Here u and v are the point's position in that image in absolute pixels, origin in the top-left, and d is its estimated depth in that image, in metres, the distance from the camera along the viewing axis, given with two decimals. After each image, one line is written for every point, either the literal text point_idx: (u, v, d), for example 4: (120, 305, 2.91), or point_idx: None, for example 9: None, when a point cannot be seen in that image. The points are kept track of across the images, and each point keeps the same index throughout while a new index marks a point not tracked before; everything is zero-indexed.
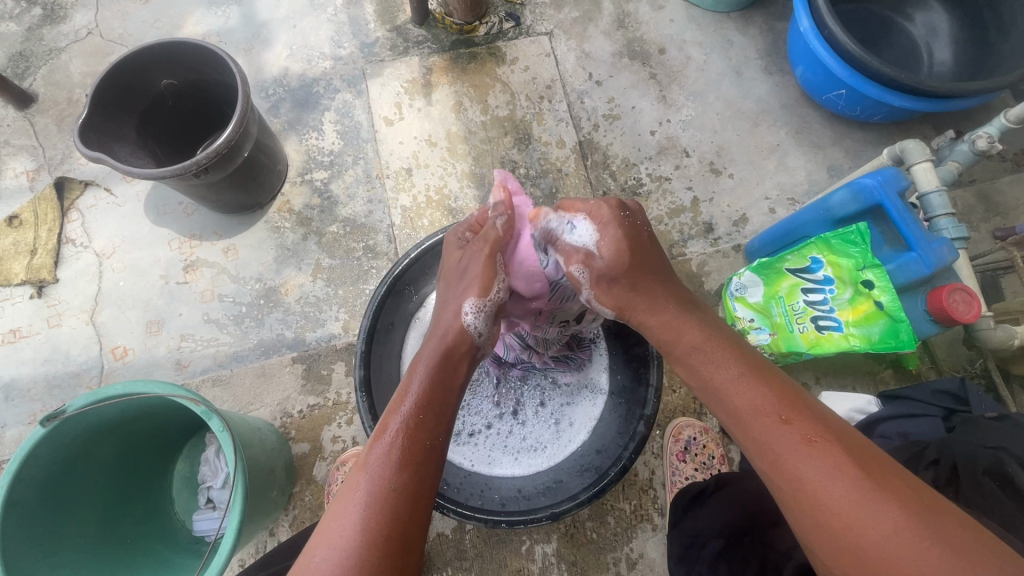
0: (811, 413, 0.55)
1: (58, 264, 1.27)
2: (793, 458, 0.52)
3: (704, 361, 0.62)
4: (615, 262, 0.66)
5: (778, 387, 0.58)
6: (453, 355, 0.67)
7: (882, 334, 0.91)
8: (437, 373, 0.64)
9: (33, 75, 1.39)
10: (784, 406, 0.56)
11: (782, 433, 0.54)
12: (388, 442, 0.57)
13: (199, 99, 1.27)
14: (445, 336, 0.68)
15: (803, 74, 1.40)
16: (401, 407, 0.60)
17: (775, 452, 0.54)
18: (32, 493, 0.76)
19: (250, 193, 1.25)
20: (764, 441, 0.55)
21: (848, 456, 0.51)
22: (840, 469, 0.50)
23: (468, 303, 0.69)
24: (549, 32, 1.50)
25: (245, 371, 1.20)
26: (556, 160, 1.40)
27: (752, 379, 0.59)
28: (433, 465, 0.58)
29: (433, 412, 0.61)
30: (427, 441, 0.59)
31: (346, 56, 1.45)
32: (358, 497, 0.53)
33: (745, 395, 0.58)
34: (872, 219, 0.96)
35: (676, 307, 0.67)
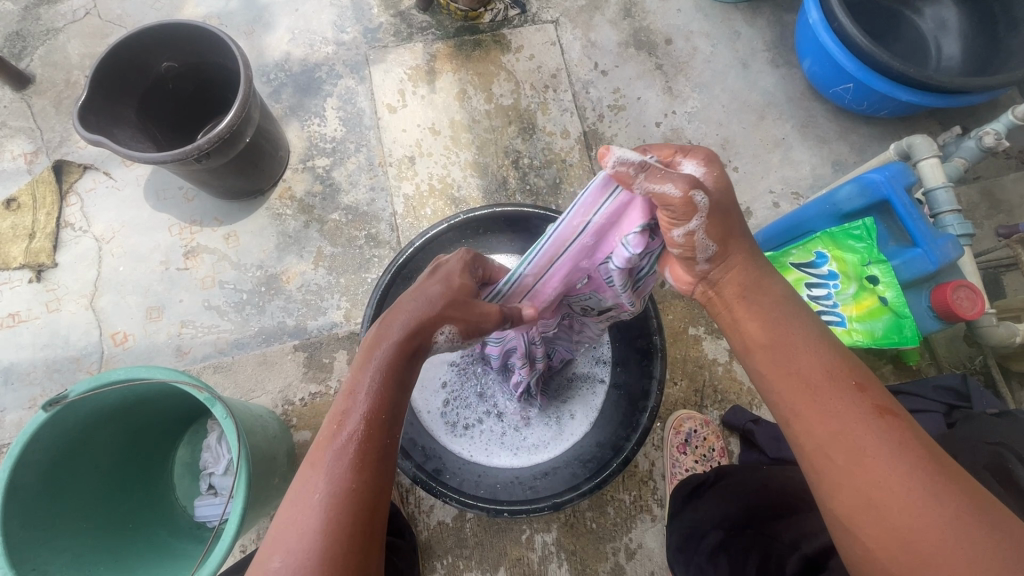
0: (884, 390, 0.54)
1: (56, 248, 1.26)
2: (861, 431, 0.51)
3: (781, 319, 0.58)
4: (722, 201, 0.54)
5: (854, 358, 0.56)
6: (416, 354, 0.56)
7: (886, 329, 0.91)
8: (394, 372, 0.54)
9: (30, 55, 1.37)
10: (858, 374, 0.54)
11: (857, 401, 0.52)
12: (339, 447, 0.51)
13: (200, 82, 1.26)
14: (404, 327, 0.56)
15: (810, 67, 1.38)
16: (355, 404, 0.53)
17: (840, 421, 0.52)
18: (33, 479, 0.76)
19: (252, 178, 1.23)
20: (832, 408, 0.53)
21: (912, 435, 0.51)
22: (906, 445, 0.50)
23: (445, 329, 0.58)
24: (555, 20, 1.49)
25: (246, 359, 1.20)
26: (560, 151, 1.39)
27: (832, 345, 0.56)
28: (387, 466, 0.53)
29: (390, 413, 0.54)
30: (383, 441, 0.53)
31: (349, 41, 1.43)
32: (312, 508, 0.48)
33: (816, 359, 0.55)
34: (879, 214, 0.96)
35: (745, 254, 0.59)
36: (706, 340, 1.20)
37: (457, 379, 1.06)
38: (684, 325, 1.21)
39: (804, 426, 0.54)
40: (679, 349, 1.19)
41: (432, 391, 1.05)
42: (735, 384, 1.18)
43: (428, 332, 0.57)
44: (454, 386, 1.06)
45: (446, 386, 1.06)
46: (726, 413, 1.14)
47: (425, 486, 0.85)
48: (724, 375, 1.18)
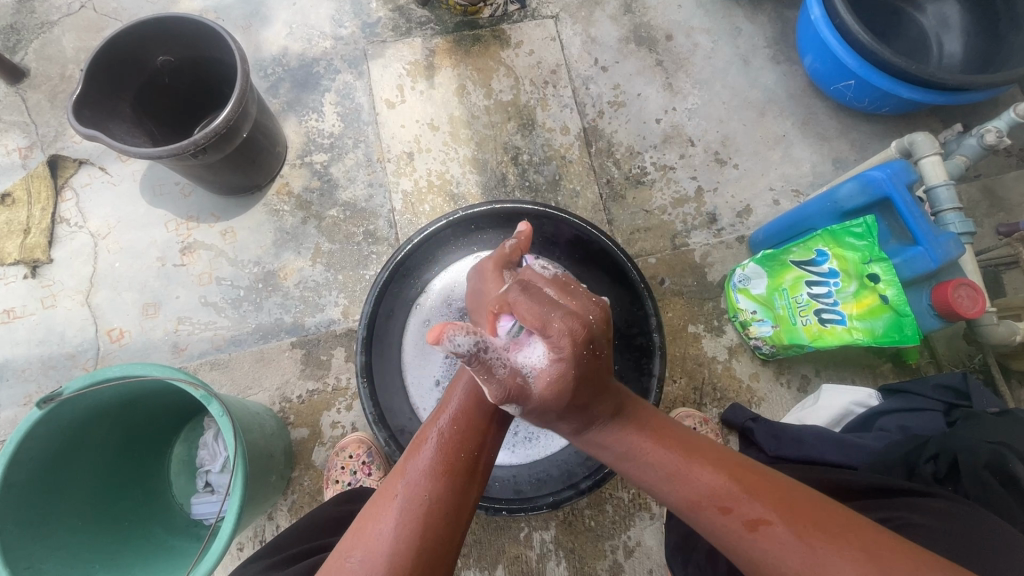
0: (746, 492, 0.52)
1: (52, 244, 1.25)
2: (739, 547, 0.51)
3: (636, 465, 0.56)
4: (546, 399, 0.52)
5: (711, 465, 0.54)
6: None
7: (887, 328, 0.91)
8: (474, 383, 0.59)
9: (24, 49, 1.36)
10: (714, 497, 0.52)
11: (722, 525, 0.52)
12: (428, 450, 0.55)
13: (197, 77, 1.24)
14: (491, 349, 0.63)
15: (811, 64, 1.38)
16: (441, 414, 0.58)
17: (722, 539, 0.52)
18: (29, 476, 0.76)
19: (249, 174, 1.22)
20: (711, 528, 0.53)
21: (789, 531, 0.50)
22: (790, 548, 0.49)
23: None
24: (555, 15, 1.47)
25: (243, 355, 1.19)
26: (560, 147, 1.38)
27: (679, 474, 0.54)
28: (468, 480, 0.54)
29: (473, 425, 0.57)
30: (463, 456, 0.55)
31: (347, 36, 1.42)
32: (393, 502, 0.52)
33: (678, 490, 0.54)
34: (880, 212, 0.95)
35: (575, 429, 0.57)
36: (705, 338, 1.21)
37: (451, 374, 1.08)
38: (684, 323, 1.23)
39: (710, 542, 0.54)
40: (679, 347, 1.20)
41: (427, 389, 1.07)
42: (734, 382, 1.18)
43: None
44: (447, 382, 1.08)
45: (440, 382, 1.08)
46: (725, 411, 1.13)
47: None
48: (723, 373, 1.19)
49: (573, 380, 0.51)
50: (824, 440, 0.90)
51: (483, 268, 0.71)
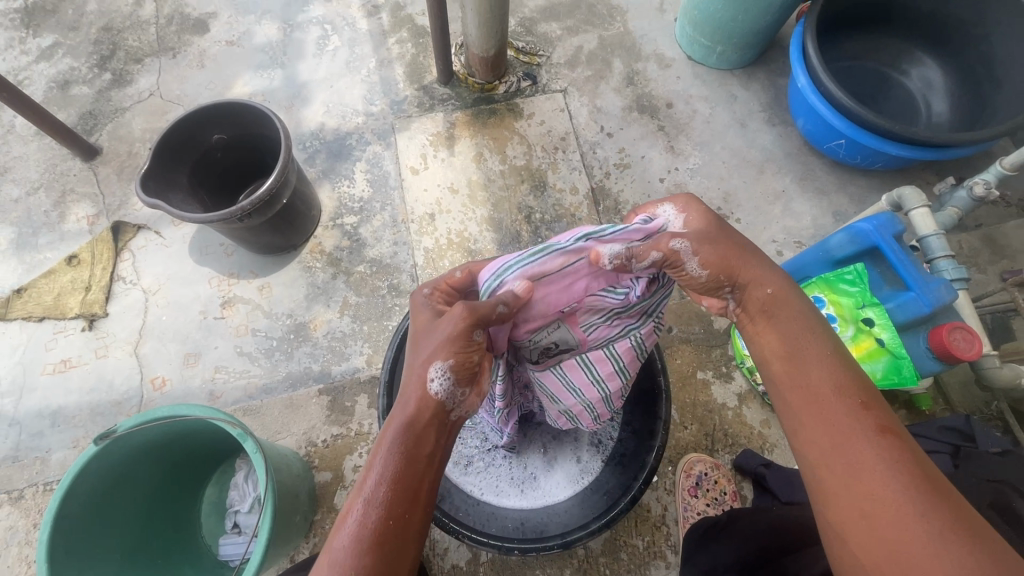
0: (888, 410, 0.58)
1: (109, 299, 1.38)
2: (854, 433, 0.56)
3: (799, 332, 0.64)
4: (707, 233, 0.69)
5: (859, 374, 0.61)
6: (421, 427, 0.63)
7: (886, 370, 0.93)
8: (400, 451, 0.61)
9: (99, 131, 1.56)
10: (867, 395, 0.59)
11: (859, 416, 0.57)
12: (349, 529, 0.56)
13: (245, 150, 1.41)
14: (409, 402, 0.64)
15: (804, 125, 1.47)
16: (366, 482, 0.59)
17: (841, 423, 0.57)
18: (80, 509, 0.82)
19: (286, 235, 1.35)
20: (833, 418, 0.58)
21: (909, 452, 0.54)
22: (902, 462, 0.53)
23: (436, 369, 0.64)
24: (564, 89, 1.63)
25: (274, 402, 1.27)
26: (570, 206, 1.48)
27: (845, 364, 0.61)
28: (397, 549, 0.57)
29: (400, 490, 0.59)
30: (391, 523, 0.57)
31: (377, 112, 1.59)
32: None
33: (830, 374, 0.60)
34: (871, 260, 1.00)
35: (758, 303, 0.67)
36: (714, 385, 1.22)
37: None
38: (692, 369, 1.24)
39: (812, 433, 0.58)
40: (687, 394, 1.21)
41: None
42: (746, 428, 1.19)
43: (427, 398, 0.64)
44: None
45: None
46: (738, 456, 1.14)
47: (440, 524, 0.87)
48: (734, 419, 1.20)
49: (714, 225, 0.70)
50: None
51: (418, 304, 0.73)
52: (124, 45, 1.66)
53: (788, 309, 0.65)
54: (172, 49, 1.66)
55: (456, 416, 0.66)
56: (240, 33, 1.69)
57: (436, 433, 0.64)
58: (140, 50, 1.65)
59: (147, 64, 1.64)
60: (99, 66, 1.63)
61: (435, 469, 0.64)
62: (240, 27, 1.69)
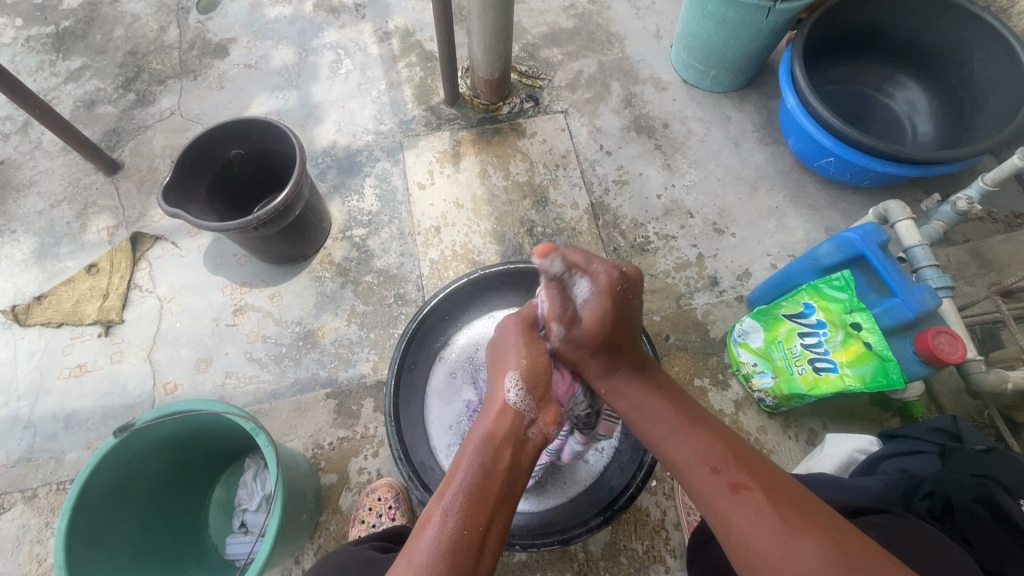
0: (733, 456, 0.64)
1: (125, 306, 1.43)
2: (718, 501, 0.61)
3: (641, 413, 0.74)
4: (589, 330, 0.73)
5: (705, 430, 0.68)
6: (500, 440, 0.68)
7: (874, 373, 0.96)
8: (478, 456, 0.66)
9: (122, 147, 1.64)
10: (714, 458, 0.64)
11: (710, 482, 0.62)
12: (433, 528, 0.59)
13: (260, 165, 1.47)
14: (493, 415, 0.70)
15: (795, 144, 1.54)
16: (445, 489, 0.63)
17: (710, 506, 0.62)
18: (95, 500, 0.85)
19: (298, 245, 1.41)
20: (702, 499, 0.63)
21: (761, 500, 0.59)
22: (758, 512, 0.58)
23: (511, 379, 0.73)
24: (565, 110, 1.71)
25: (283, 406, 1.30)
26: (571, 220, 1.54)
27: (676, 420, 0.70)
28: (474, 557, 0.58)
29: (476, 498, 0.62)
30: (468, 531, 0.60)
31: (386, 131, 1.66)
32: None
33: (681, 446, 0.67)
34: (858, 268, 1.04)
35: (602, 369, 0.78)
36: (711, 392, 1.27)
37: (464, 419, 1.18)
38: (689, 377, 1.29)
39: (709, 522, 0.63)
40: None
41: (441, 432, 1.16)
42: (742, 435, 1.22)
43: (505, 407, 0.71)
44: (459, 428, 1.17)
45: (452, 427, 1.17)
46: None
47: None
48: (731, 426, 1.23)
49: (612, 314, 0.72)
50: (826, 483, 0.94)
51: (505, 324, 0.83)
52: (148, 68, 1.75)
53: (620, 389, 0.77)
54: (193, 71, 1.75)
55: (533, 431, 0.70)
56: (258, 57, 1.78)
57: (513, 447, 0.68)
58: (162, 72, 1.75)
59: (169, 86, 1.72)
60: (124, 87, 1.72)
61: (513, 484, 0.66)
62: (259, 51, 1.79)
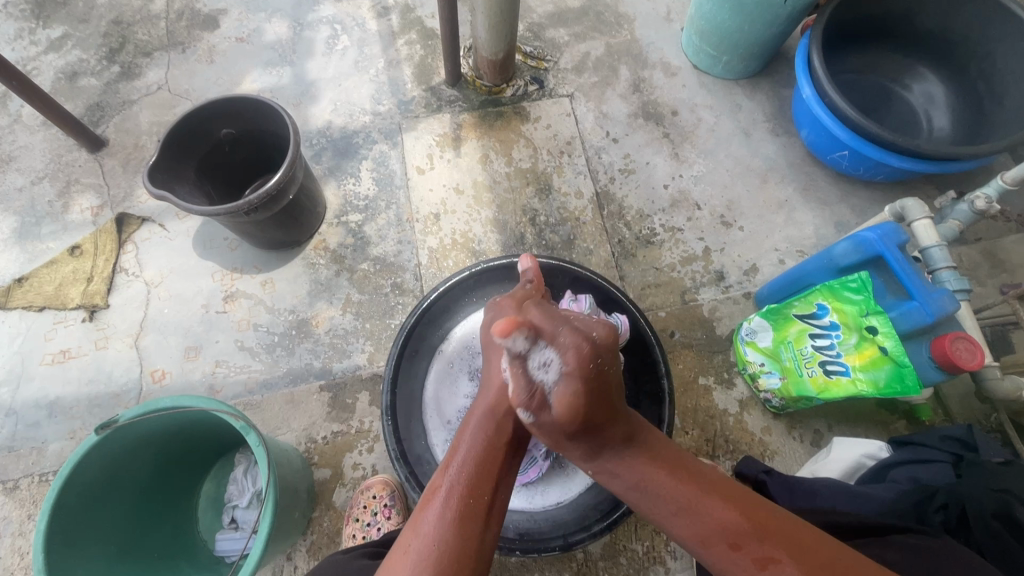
0: (745, 530, 0.54)
1: (110, 291, 1.37)
2: None
3: (644, 497, 0.58)
4: (561, 420, 0.53)
5: (714, 505, 0.55)
6: (502, 414, 0.64)
7: (889, 379, 0.92)
8: (482, 434, 0.63)
9: (106, 123, 1.56)
10: (728, 532, 0.54)
11: (733, 562, 0.53)
12: (437, 504, 0.58)
13: (252, 146, 1.41)
14: (493, 394, 0.65)
15: (808, 136, 1.49)
16: (451, 465, 0.61)
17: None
18: (76, 498, 0.81)
19: (291, 231, 1.35)
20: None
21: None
22: None
23: None
24: (570, 94, 1.64)
25: (275, 397, 1.26)
26: (574, 209, 1.49)
27: (682, 495, 0.56)
28: (482, 524, 0.58)
29: (480, 473, 0.60)
30: (474, 503, 0.58)
31: (385, 112, 1.60)
32: (408, 555, 0.55)
33: (694, 527, 0.55)
34: (875, 270, 1.00)
35: (586, 453, 0.59)
36: (716, 391, 1.24)
37: (463, 415, 1.14)
38: (694, 375, 1.26)
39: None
40: (690, 399, 1.23)
41: (439, 427, 1.13)
42: (746, 435, 1.20)
43: (505, 389, 0.65)
44: (459, 424, 1.13)
45: (451, 423, 1.13)
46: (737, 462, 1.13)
47: None
48: (735, 426, 1.21)
49: (587, 397, 0.52)
50: (835, 490, 0.91)
51: (494, 305, 0.68)
52: (133, 39, 1.67)
53: (617, 467, 0.59)
54: (182, 43, 1.67)
55: None
56: (250, 30, 1.69)
57: (517, 421, 0.65)
58: (149, 44, 1.66)
59: (156, 58, 1.64)
60: (108, 59, 1.64)
61: (514, 456, 0.65)
62: (251, 24, 1.70)
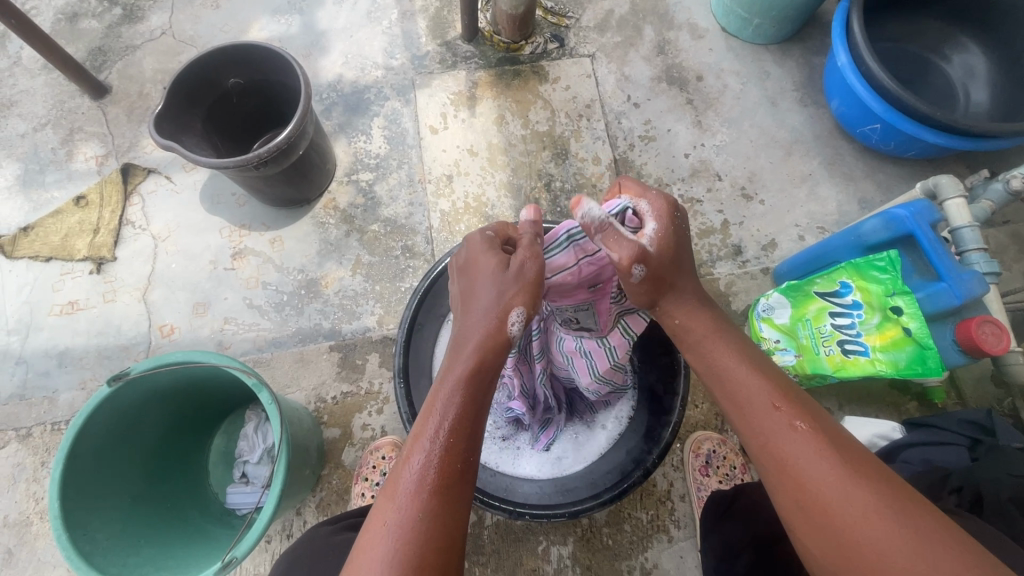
0: (800, 399, 0.59)
1: (117, 243, 1.35)
2: (781, 441, 0.56)
3: (704, 346, 0.66)
4: (651, 255, 0.66)
5: (777, 376, 0.61)
6: (493, 370, 0.63)
7: (910, 360, 0.92)
8: (471, 388, 0.60)
9: (109, 69, 1.50)
10: (779, 394, 0.59)
11: (773, 418, 0.57)
12: (421, 464, 0.56)
13: (261, 98, 1.36)
14: (483, 342, 0.63)
15: (838, 107, 1.43)
16: (434, 417, 0.58)
17: (768, 435, 0.57)
18: (90, 447, 0.81)
19: (301, 188, 1.32)
20: (758, 427, 0.58)
21: (829, 442, 0.55)
22: (824, 453, 0.54)
23: (510, 312, 0.64)
24: (591, 54, 1.57)
25: (284, 356, 1.26)
26: (591, 176, 1.45)
27: (746, 356, 0.63)
28: (467, 486, 0.56)
29: (469, 431, 0.58)
30: (457, 463, 0.57)
31: (397, 66, 1.53)
32: (387, 525, 0.52)
33: (748, 378, 0.61)
34: (903, 248, 0.97)
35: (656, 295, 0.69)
36: None
37: None
38: None
39: (762, 464, 0.58)
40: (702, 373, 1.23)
41: None
42: None
43: (498, 339, 0.64)
44: None
45: None
46: None
47: None
48: None
49: (669, 242, 0.67)
50: None
51: (488, 237, 0.71)
52: None
53: (681, 307, 0.69)
54: None
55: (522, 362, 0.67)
56: None
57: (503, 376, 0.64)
58: None
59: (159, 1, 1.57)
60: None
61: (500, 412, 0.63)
62: None
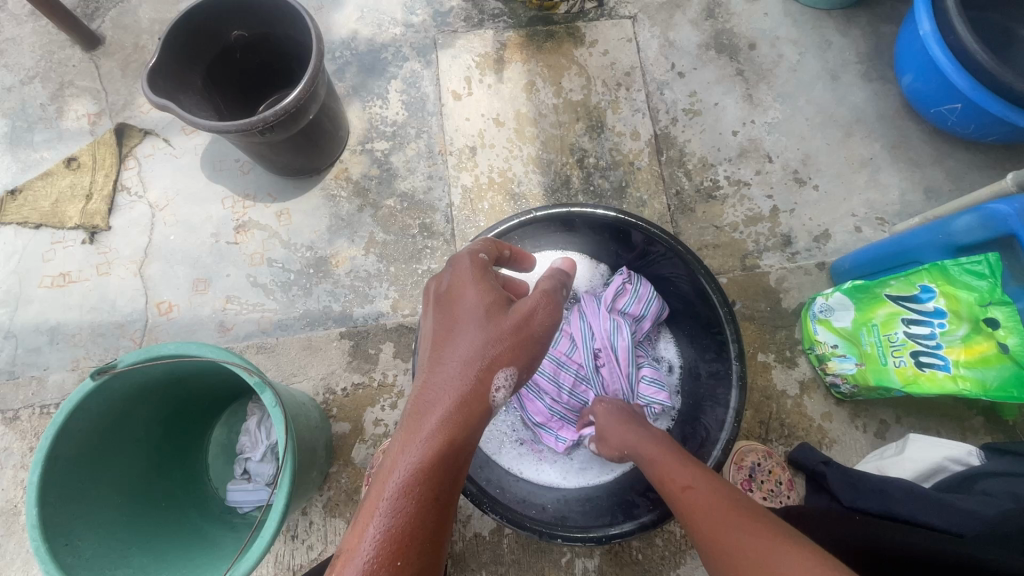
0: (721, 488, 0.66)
1: (111, 212, 1.25)
2: (705, 519, 0.62)
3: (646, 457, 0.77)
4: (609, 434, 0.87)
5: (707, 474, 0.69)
6: (452, 463, 0.53)
7: (1001, 381, 0.81)
8: (422, 486, 0.50)
9: (102, 17, 1.36)
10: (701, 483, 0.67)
11: (696, 501, 0.64)
12: None
13: (267, 54, 1.22)
14: (454, 414, 0.55)
15: (911, 83, 1.27)
16: (375, 525, 0.48)
17: (699, 516, 0.63)
18: (74, 448, 0.73)
19: (311, 156, 1.19)
20: (689, 512, 0.64)
21: (744, 512, 0.60)
22: (739, 521, 0.59)
23: (500, 373, 0.59)
24: (633, 16, 1.41)
25: (291, 341, 1.16)
26: (629, 153, 1.31)
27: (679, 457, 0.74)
28: None
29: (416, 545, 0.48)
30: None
31: (418, 24, 1.38)
32: None
33: (678, 473, 0.70)
34: (1001, 250, 0.84)
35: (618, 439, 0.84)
36: (775, 369, 1.13)
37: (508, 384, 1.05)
38: (753, 351, 1.14)
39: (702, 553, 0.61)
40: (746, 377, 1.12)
41: None
42: (804, 420, 1.10)
43: (475, 401, 0.57)
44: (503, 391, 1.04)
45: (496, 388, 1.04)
46: (794, 449, 1.06)
47: (475, 502, 0.78)
48: (792, 409, 1.10)
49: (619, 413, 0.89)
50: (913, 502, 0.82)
51: (477, 270, 0.65)
52: None
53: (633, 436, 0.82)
54: None
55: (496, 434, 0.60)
56: None
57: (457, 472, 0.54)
58: None
59: None
60: None
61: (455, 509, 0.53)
62: None
